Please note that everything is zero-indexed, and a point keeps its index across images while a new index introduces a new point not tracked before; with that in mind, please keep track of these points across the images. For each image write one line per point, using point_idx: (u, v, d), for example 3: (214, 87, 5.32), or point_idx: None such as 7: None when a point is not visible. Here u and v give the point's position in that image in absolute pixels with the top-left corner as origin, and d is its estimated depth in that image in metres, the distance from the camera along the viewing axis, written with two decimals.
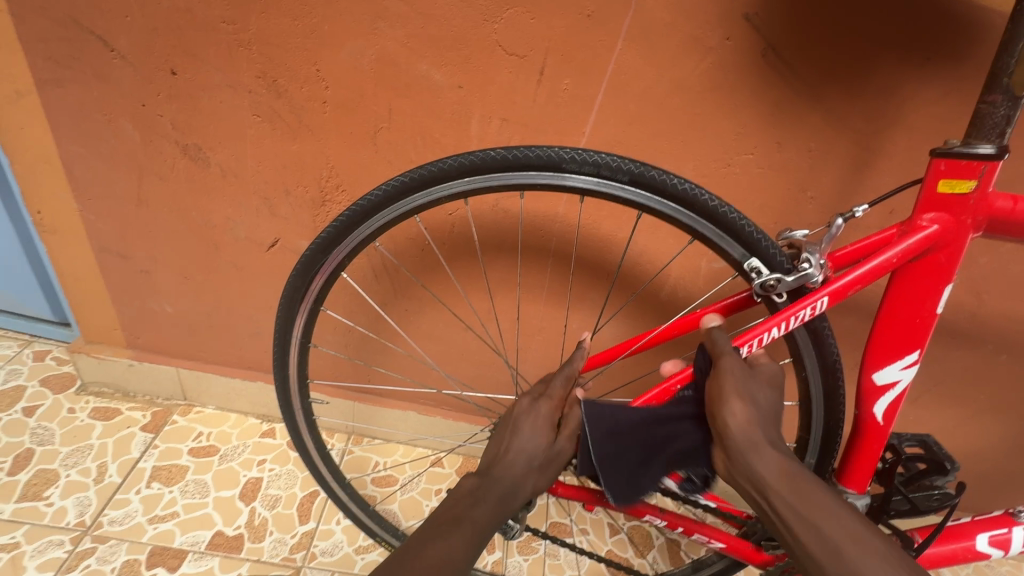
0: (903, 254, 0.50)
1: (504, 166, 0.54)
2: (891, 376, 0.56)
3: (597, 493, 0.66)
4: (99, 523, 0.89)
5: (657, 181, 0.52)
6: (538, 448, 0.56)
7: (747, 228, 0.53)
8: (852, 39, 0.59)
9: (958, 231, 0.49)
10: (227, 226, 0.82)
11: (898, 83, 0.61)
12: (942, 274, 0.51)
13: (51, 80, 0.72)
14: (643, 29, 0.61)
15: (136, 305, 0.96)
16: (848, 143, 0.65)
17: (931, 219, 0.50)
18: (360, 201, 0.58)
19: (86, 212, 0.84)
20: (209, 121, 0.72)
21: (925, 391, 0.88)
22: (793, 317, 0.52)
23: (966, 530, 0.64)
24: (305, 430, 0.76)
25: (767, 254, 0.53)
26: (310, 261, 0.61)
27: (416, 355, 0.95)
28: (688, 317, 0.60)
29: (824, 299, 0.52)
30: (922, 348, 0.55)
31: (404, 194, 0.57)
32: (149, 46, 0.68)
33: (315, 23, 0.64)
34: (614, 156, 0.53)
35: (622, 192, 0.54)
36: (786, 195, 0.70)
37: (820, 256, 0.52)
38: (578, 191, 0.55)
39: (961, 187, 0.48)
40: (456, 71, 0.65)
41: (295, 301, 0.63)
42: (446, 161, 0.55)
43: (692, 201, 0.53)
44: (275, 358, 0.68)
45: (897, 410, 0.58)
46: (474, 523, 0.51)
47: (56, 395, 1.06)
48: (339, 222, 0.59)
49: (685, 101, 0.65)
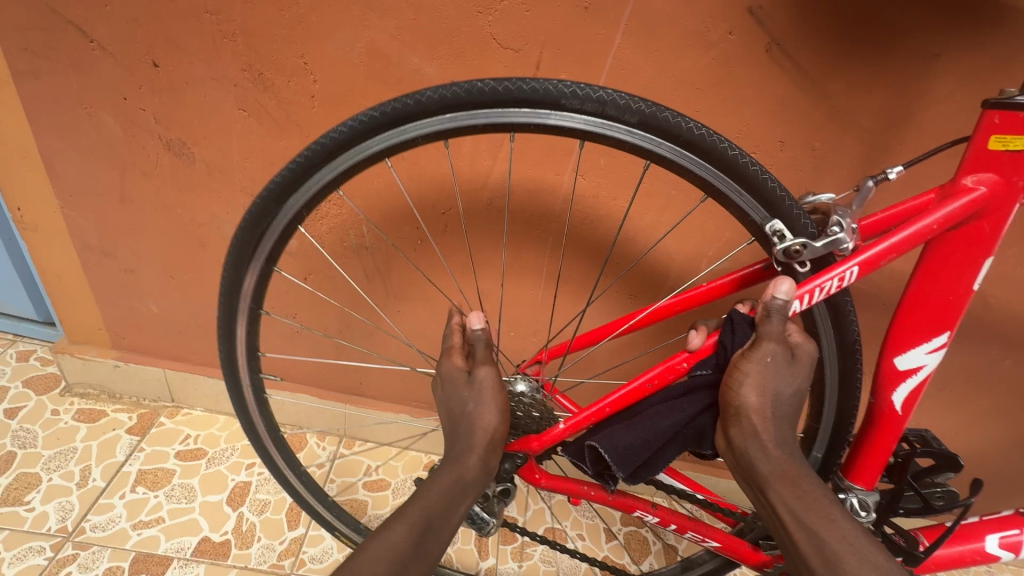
0: (944, 221, 0.46)
1: (493, 100, 0.49)
2: (915, 360, 0.54)
3: (585, 487, 0.63)
4: (81, 529, 0.86)
5: (669, 124, 0.47)
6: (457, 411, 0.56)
7: (767, 181, 0.48)
8: (859, 33, 0.57)
9: (1006, 197, 0.46)
10: (214, 223, 0.79)
11: (907, 80, 0.59)
12: (983, 247, 0.48)
13: (28, 72, 0.69)
14: (643, 21, 0.58)
15: (121, 305, 0.93)
16: (855, 141, 0.63)
17: (976, 181, 0.47)
18: (324, 137, 0.52)
19: (67, 209, 0.82)
20: (193, 115, 0.70)
21: (929, 395, 0.86)
22: (819, 287, 0.48)
23: (976, 531, 0.62)
24: (253, 409, 0.70)
25: (788, 214, 0.49)
26: (263, 208, 0.55)
27: (408, 357, 0.93)
28: (694, 292, 0.57)
29: (854, 269, 0.48)
30: (953, 330, 0.52)
31: (372, 132, 0.51)
32: (130, 37, 0.65)
33: (302, 14, 0.61)
34: (615, 91, 0.47)
35: (629, 136, 0.49)
36: (790, 195, 0.68)
37: (850, 220, 0.48)
38: (575, 132, 0.49)
39: (1014, 143, 0.45)
40: (449, 65, 0.63)
41: (232, 307, 0.61)
42: (427, 91, 0.49)
43: (704, 146, 0.48)
44: (219, 327, 0.62)
45: (917, 399, 0.56)
46: (418, 499, 0.52)
47: (39, 396, 1.03)
48: (303, 157, 0.53)
49: (686, 97, 0.62)
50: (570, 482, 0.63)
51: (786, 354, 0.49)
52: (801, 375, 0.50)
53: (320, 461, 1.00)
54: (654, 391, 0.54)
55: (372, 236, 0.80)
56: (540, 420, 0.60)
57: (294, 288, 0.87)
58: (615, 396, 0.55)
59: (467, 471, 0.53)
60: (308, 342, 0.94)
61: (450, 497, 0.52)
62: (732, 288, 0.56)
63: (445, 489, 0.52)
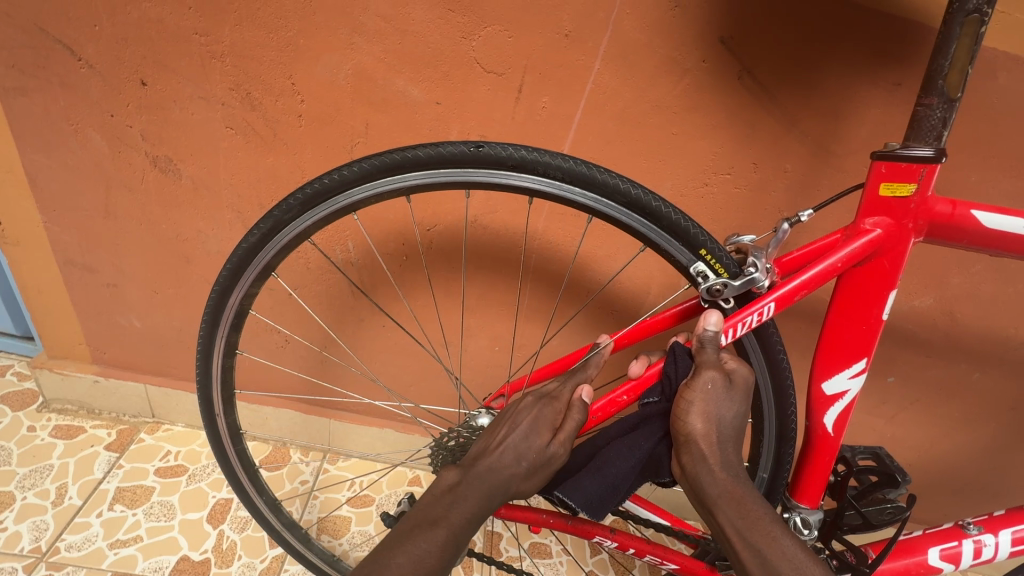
0: (848, 259, 0.50)
1: (452, 163, 0.52)
2: (840, 385, 0.57)
3: (544, 515, 0.66)
4: (56, 549, 0.85)
5: (609, 185, 0.51)
6: (533, 447, 0.53)
7: (697, 234, 0.52)
8: (825, 63, 0.60)
9: (900, 236, 0.50)
10: (199, 239, 0.80)
11: (868, 108, 0.62)
12: (888, 279, 0.52)
13: (14, 88, 0.69)
14: (619, 50, 0.61)
15: (102, 319, 0.92)
16: (823, 164, 0.66)
17: (874, 223, 0.50)
18: (305, 191, 0.54)
19: (50, 224, 0.81)
20: (180, 132, 0.71)
21: (901, 409, 0.89)
22: (740, 323, 0.52)
23: (919, 544, 0.64)
24: (234, 455, 0.72)
25: (712, 257, 0.53)
26: (251, 248, 0.56)
27: (392, 372, 0.93)
28: (640, 325, 0.59)
29: (771, 305, 0.51)
30: (870, 356, 0.56)
31: (350, 186, 0.53)
32: (118, 56, 0.66)
33: (290, 36, 0.63)
34: (596, 168, 0.51)
35: (573, 195, 0.52)
36: (764, 215, 0.70)
37: (765, 260, 0.52)
38: (526, 191, 0.53)
39: (902, 190, 0.49)
40: (434, 88, 0.65)
41: (214, 330, 0.61)
42: (394, 154, 0.52)
43: (646, 209, 0.51)
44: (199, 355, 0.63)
45: (847, 420, 0.59)
46: (446, 528, 0.49)
47: (15, 412, 1.01)
48: (276, 214, 0.54)
49: (663, 121, 0.65)
50: (529, 511, 0.66)
51: (724, 380, 0.51)
52: (739, 397, 0.52)
53: (303, 476, 1.00)
54: (599, 423, 0.57)
55: (357, 251, 0.80)
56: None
57: (279, 303, 0.87)
58: None
59: (496, 505, 0.52)
60: (293, 355, 0.94)
61: (471, 529, 0.51)
62: (675, 321, 0.58)
63: (468, 523, 0.51)
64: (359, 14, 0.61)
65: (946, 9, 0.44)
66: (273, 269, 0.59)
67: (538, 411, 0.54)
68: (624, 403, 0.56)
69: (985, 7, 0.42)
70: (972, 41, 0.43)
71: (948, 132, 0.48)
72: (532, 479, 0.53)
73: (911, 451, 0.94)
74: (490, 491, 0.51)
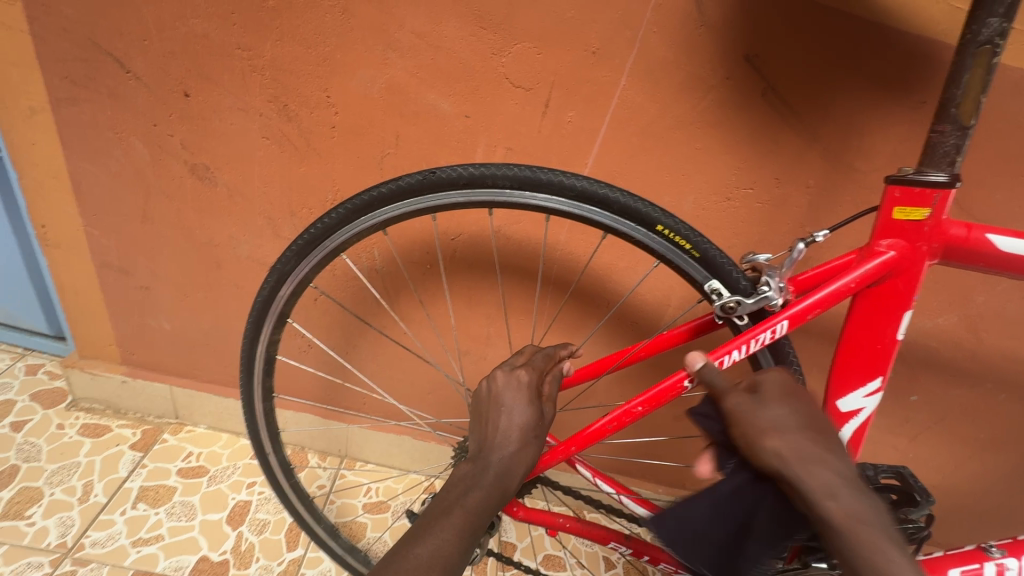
0: (861, 280, 0.52)
1: (471, 184, 0.57)
2: (855, 403, 0.58)
3: (561, 519, 0.69)
4: (81, 545, 0.87)
5: (628, 206, 0.55)
6: (527, 417, 0.55)
7: (712, 252, 0.56)
8: (848, 82, 0.61)
9: (914, 258, 0.52)
10: (231, 244, 0.82)
11: (892, 126, 0.63)
12: (902, 300, 0.53)
13: (65, 98, 0.73)
14: (645, 66, 0.63)
15: (134, 321, 0.95)
16: (846, 181, 0.67)
17: (888, 245, 0.52)
18: (351, 202, 0.60)
19: (91, 227, 0.85)
20: (218, 141, 0.74)
21: (925, 428, 0.87)
22: (753, 339, 0.54)
23: (939, 566, 0.63)
24: (267, 444, 0.77)
25: (728, 277, 0.56)
26: (299, 252, 0.63)
27: (411, 379, 0.94)
28: (655, 339, 0.60)
29: (784, 323, 0.53)
30: (885, 375, 0.56)
31: (388, 201, 0.59)
32: (164, 69, 0.69)
33: (328, 51, 0.66)
34: (620, 191, 0.55)
35: (595, 214, 0.56)
36: (785, 230, 0.71)
37: (779, 280, 0.54)
38: (552, 211, 0.57)
39: (915, 214, 0.50)
40: (463, 101, 0.67)
41: (258, 328, 0.68)
42: (411, 176, 0.58)
43: (666, 230, 0.56)
44: (248, 332, 0.68)
45: (862, 437, 0.60)
46: (464, 513, 0.50)
47: (45, 410, 1.04)
48: (321, 224, 0.61)
49: (687, 136, 0.66)
50: (547, 514, 0.69)
51: (753, 396, 0.48)
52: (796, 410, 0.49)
53: (320, 481, 1.01)
54: (613, 432, 0.58)
55: (383, 258, 0.82)
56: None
57: (303, 309, 0.89)
58: (577, 437, 0.60)
59: (508, 486, 0.53)
60: (315, 360, 0.95)
61: (489, 512, 0.52)
62: (690, 335, 0.59)
63: (486, 504, 0.52)
64: (394, 30, 0.63)
65: (959, 40, 0.46)
66: (311, 278, 0.66)
67: (518, 381, 0.57)
68: (637, 414, 0.57)
69: (997, 38, 0.44)
70: (984, 72, 0.45)
71: (961, 158, 0.49)
72: (536, 448, 0.55)
73: (934, 473, 0.92)
74: (499, 468, 0.53)
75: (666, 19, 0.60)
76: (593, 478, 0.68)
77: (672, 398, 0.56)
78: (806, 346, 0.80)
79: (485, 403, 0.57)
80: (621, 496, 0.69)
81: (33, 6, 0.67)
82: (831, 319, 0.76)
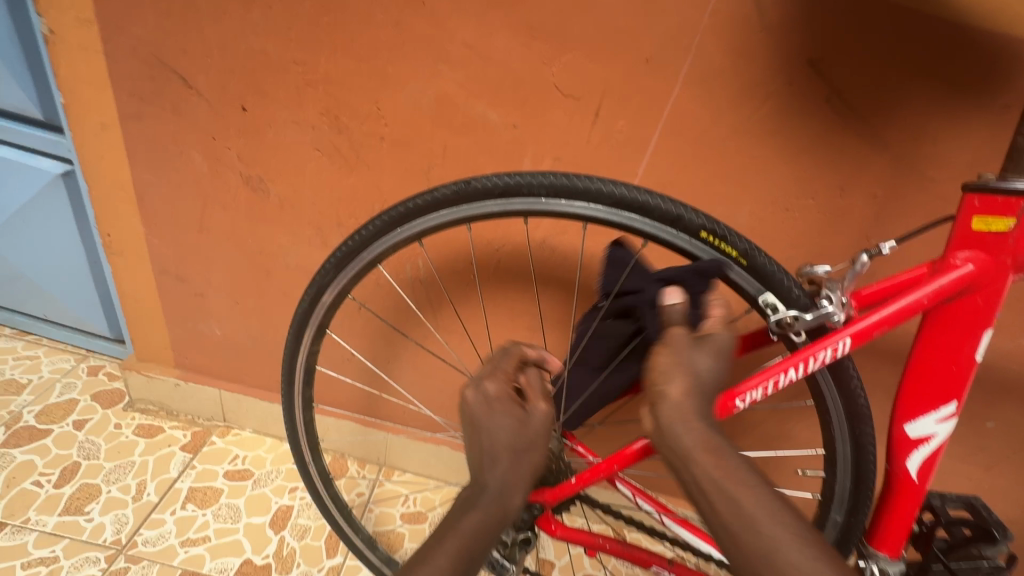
0: (935, 295, 0.48)
1: (505, 193, 0.56)
2: (925, 430, 0.53)
3: (599, 539, 0.67)
4: (134, 543, 0.90)
5: (669, 213, 0.53)
6: (512, 424, 0.54)
7: (763, 261, 0.53)
8: (922, 86, 0.57)
9: (996, 272, 0.47)
10: (280, 254, 0.84)
11: (974, 132, 0.58)
12: (981, 318, 0.49)
13: (134, 114, 0.77)
14: (701, 72, 0.60)
15: (187, 326, 0.99)
16: (918, 191, 0.62)
17: (965, 258, 0.48)
18: (386, 216, 0.60)
19: (151, 236, 0.88)
20: (272, 154, 0.76)
21: (1003, 458, 0.80)
22: (812, 357, 0.51)
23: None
24: (307, 453, 0.78)
25: (782, 288, 0.53)
26: (338, 263, 0.63)
27: (450, 392, 0.94)
28: None
29: (846, 340, 0.50)
30: (960, 400, 0.52)
31: (429, 210, 0.59)
32: (224, 85, 0.72)
33: (380, 65, 0.66)
34: (660, 198, 0.54)
35: (635, 222, 0.55)
36: (849, 242, 0.67)
37: (841, 294, 0.51)
38: (592, 220, 0.56)
39: (998, 224, 0.46)
40: (512, 111, 0.66)
41: (299, 338, 0.68)
42: (441, 190, 0.57)
43: (710, 236, 0.53)
44: (291, 332, 0.68)
45: (932, 469, 0.55)
46: (461, 534, 0.50)
47: (104, 410, 1.09)
48: (357, 236, 0.62)
49: (743, 144, 0.63)
50: (585, 534, 0.67)
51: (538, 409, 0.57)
52: (718, 360, 0.49)
53: (359, 489, 1.01)
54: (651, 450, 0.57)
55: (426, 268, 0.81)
56: (556, 473, 0.62)
57: (348, 318, 0.90)
58: (615, 457, 0.59)
59: (510, 503, 0.52)
60: (356, 370, 0.96)
61: (493, 529, 0.51)
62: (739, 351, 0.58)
63: (485, 528, 0.50)
64: (445, 42, 0.64)
65: None
66: (347, 294, 0.67)
67: (490, 391, 0.55)
68: None
69: None
70: None
71: None
72: (528, 452, 0.53)
73: (1012, 506, 0.85)
74: (492, 491, 0.52)
75: (725, 25, 0.58)
76: (634, 497, 0.66)
77: (723, 418, 0.54)
78: (870, 367, 0.75)
79: (466, 421, 0.55)
80: (663, 517, 0.65)
81: (108, 28, 0.71)
82: (900, 340, 0.71)
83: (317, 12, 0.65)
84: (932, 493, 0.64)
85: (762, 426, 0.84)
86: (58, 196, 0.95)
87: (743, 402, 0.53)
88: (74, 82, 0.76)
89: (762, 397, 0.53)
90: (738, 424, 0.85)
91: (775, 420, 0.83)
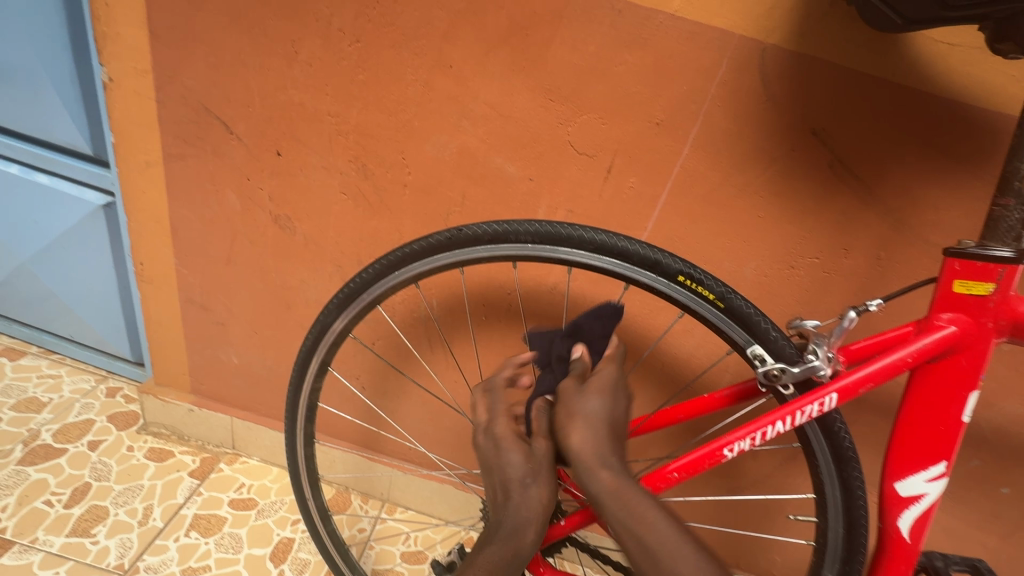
0: (918, 355, 0.49)
1: (494, 240, 0.59)
2: (915, 488, 0.53)
3: None
4: (136, 569, 0.90)
5: (648, 259, 0.56)
6: (517, 464, 0.56)
7: (742, 307, 0.55)
8: (920, 155, 0.60)
9: (979, 335, 0.49)
10: (301, 287, 0.88)
11: (973, 200, 0.60)
12: (966, 380, 0.50)
13: (177, 154, 0.83)
14: (708, 136, 0.64)
15: (206, 353, 1.02)
16: (921, 254, 0.64)
17: (948, 319, 0.49)
18: (386, 259, 0.64)
19: (181, 266, 0.93)
20: (301, 195, 0.80)
21: (1019, 525, 0.78)
22: (799, 411, 0.52)
23: None
24: (307, 489, 0.79)
25: (769, 341, 0.54)
26: (340, 304, 0.67)
27: (457, 430, 0.94)
28: (698, 403, 0.61)
29: (833, 396, 0.52)
30: (950, 460, 0.52)
31: (430, 253, 0.62)
32: (263, 131, 0.77)
33: (407, 119, 0.71)
34: (639, 244, 0.56)
35: (616, 267, 0.57)
36: (853, 301, 0.68)
37: (827, 348, 0.52)
38: (576, 264, 0.59)
39: (979, 288, 0.48)
40: (528, 165, 0.70)
41: (301, 377, 0.71)
42: (436, 236, 0.61)
43: (688, 280, 0.55)
44: (295, 369, 0.71)
45: (925, 527, 0.55)
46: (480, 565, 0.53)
47: (119, 431, 1.11)
48: (359, 278, 0.65)
49: (749, 204, 0.66)
50: None
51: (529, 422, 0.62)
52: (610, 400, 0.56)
53: (361, 525, 1.01)
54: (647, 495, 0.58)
55: (440, 307, 0.84)
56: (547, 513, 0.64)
57: (361, 353, 0.92)
58: None
59: (526, 542, 0.55)
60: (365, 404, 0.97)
61: (510, 565, 0.54)
62: (732, 400, 0.59)
63: (501, 564, 0.53)
64: (469, 101, 0.69)
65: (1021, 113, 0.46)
66: (351, 330, 0.69)
67: (494, 435, 0.58)
68: (672, 481, 0.56)
69: None
70: None
71: None
72: (538, 489, 0.55)
73: None
74: (506, 526, 0.54)
75: (731, 95, 0.62)
76: None
77: (711, 465, 0.55)
78: (878, 426, 0.75)
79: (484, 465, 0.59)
80: None
81: (161, 77, 0.78)
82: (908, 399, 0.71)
83: (353, 70, 0.70)
84: (935, 554, 0.64)
85: (770, 480, 0.83)
86: (98, 225, 1.01)
87: (731, 452, 0.54)
88: (125, 124, 0.83)
89: (750, 447, 0.54)
90: (745, 477, 0.84)
91: (781, 474, 0.82)
